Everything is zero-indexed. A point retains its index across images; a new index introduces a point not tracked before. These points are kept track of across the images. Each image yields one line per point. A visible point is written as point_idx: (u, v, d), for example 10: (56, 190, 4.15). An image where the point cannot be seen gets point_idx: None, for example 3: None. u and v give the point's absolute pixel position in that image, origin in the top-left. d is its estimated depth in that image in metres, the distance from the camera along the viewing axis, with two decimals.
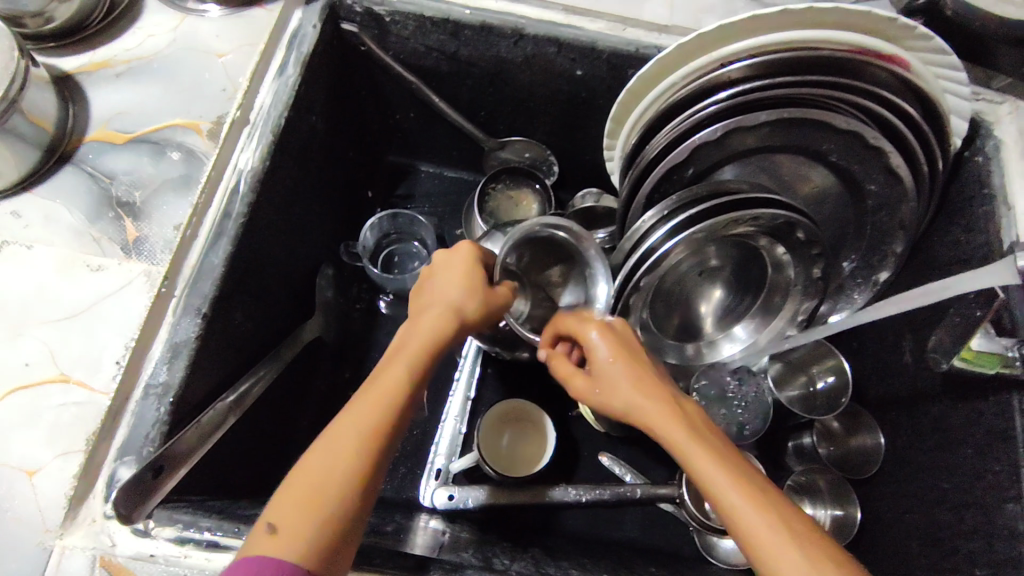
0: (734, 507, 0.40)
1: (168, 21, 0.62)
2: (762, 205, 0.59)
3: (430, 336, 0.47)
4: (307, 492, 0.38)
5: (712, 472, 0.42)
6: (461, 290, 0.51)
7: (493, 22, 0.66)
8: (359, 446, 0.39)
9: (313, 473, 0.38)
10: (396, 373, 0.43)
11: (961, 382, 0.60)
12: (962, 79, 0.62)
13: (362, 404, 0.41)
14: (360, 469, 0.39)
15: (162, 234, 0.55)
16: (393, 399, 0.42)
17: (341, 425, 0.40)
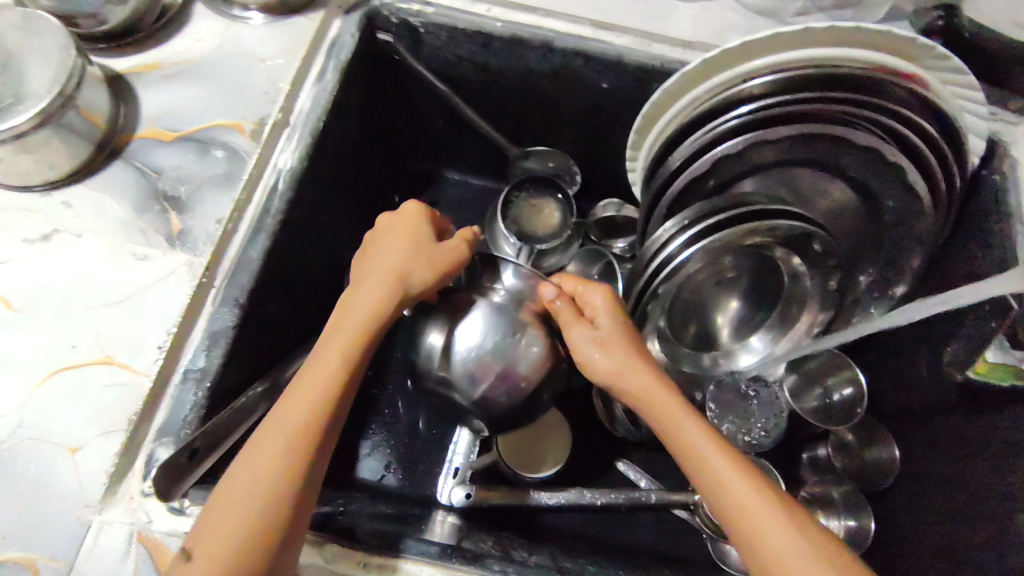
0: (728, 474, 0.46)
1: (214, 27, 0.66)
2: (780, 216, 0.61)
3: (372, 304, 0.52)
4: (238, 491, 0.43)
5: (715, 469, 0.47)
6: (402, 258, 0.55)
7: (524, 35, 0.69)
8: (288, 446, 0.44)
9: (244, 474, 0.43)
10: (314, 381, 0.47)
11: (977, 394, 0.61)
12: (978, 98, 0.64)
13: (289, 408, 0.46)
14: (292, 470, 0.44)
15: (204, 227, 0.57)
16: (317, 401, 0.46)
17: (274, 426, 0.45)
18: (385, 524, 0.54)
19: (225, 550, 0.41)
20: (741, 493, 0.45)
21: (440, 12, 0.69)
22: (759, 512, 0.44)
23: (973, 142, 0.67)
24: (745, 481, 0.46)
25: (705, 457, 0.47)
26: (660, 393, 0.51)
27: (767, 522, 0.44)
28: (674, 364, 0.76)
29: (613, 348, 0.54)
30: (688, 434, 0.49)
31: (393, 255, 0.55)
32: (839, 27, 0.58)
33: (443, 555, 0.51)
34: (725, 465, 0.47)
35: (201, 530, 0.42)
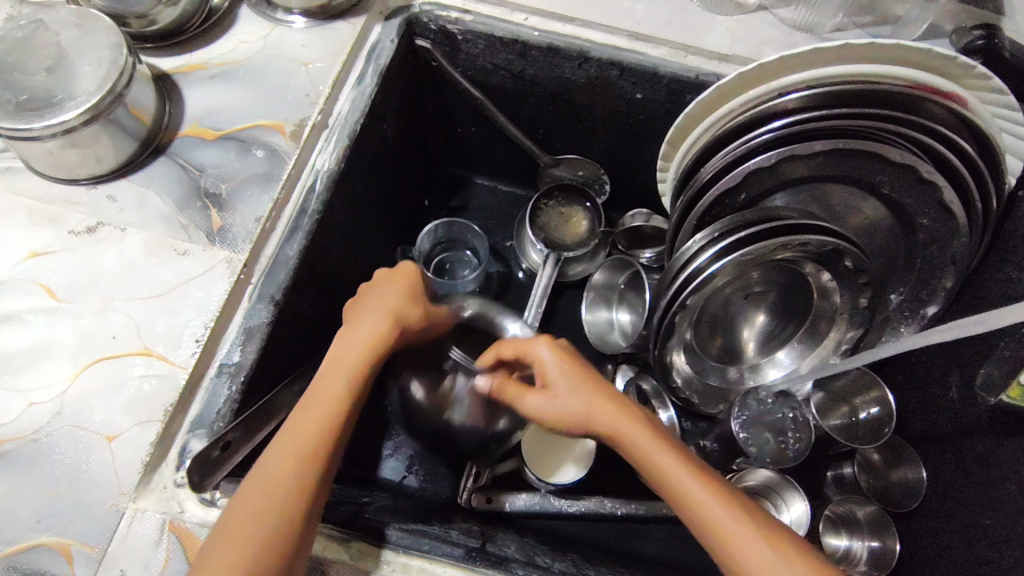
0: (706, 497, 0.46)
1: (259, 29, 0.67)
2: (814, 231, 0.60)
3: (371, 336, 0.54)
4: (253, 494, 0.43)
5: (681, 478, 0.47)
6: (400, 296, 0.59)
7: (560, 44, 0.70)
8: (300, 455, 0.45)
9: (258, 479, 0.44)
10: (321, 399, 0.48)
11: (1008, 418, 0.60)
12: (1020, 118, 0.63)
13: (300, 421, 0.47)
14: (302, 481, 0.44)
15: (243, 225, 0.58)
16: (324, 418, 0.47)
17: (290, 435, 0.46)
18: (412, 523, 0.55)
19: (240, 547, 0.41)
20: (719, 515, 0.45)
21: (478, 20, 0.70)
22: (736, 540, 0.44)
23: (1010, 163, 0.66)
24: (721, 506, 0.45)
25: (681, 483, 0.47)
26: (633, 422, 0.51)
27: (725, 522, 0.45)
28: (699, 377, 0.76)
29: (569, 396, 0.54)
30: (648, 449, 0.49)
31: (390, 295, 0.59)
32: (878, 44, 0.58)
33: (468, 558, 0.51)
34: (702, 492, 0.46)
35: (218, 533, 0.42)
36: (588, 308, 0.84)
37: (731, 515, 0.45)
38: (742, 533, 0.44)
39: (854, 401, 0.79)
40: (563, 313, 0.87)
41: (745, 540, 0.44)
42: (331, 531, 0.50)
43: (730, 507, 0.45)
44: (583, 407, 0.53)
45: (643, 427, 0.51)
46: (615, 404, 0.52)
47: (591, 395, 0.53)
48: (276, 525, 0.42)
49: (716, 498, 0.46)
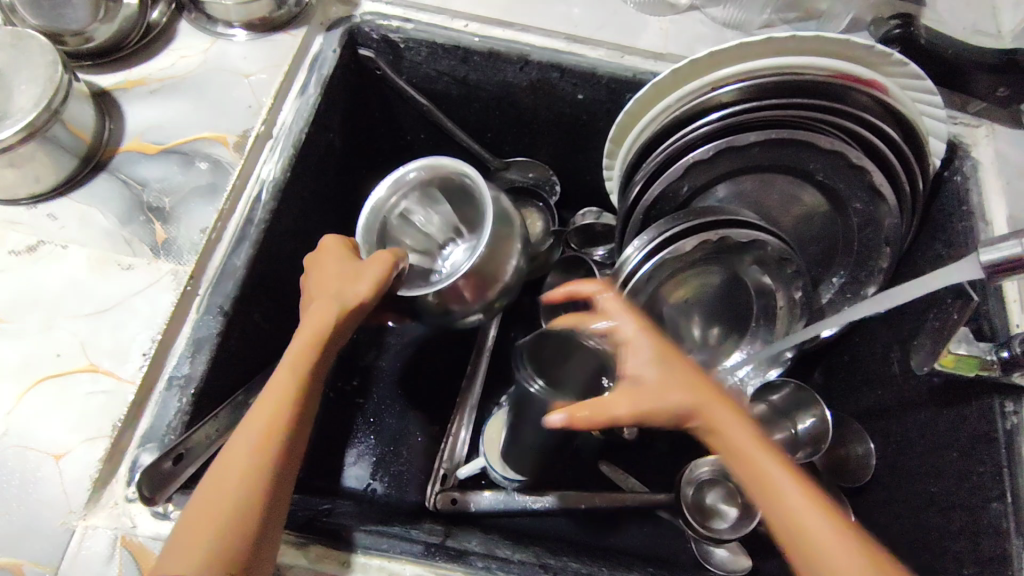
0: (795, 496, 0.46)
1: (199, 44, 0.67)
2: (735, 227, 0.66)
3: (314, 326, 0.52)
4: (217, 486, 0.44)
5: (768, 475, 0.47)
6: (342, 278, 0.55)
7: (500, 48, 0.71)
8: (255, 449, 0.45)
9: (220, 472, 0.44)
10: (278, 387, 0.49)
11: (944, 387, 0.63)
12: (937, 101, 0.66)
13: (258, 412, 0.47)
14: (259, 476, 0.45)
15: (189, 236, 0.58)
16: (281, 408, 0.48)
17: (251, 423, 0.47)
18: (371, 523, 0.55)
19: (201, 535, 0.42)
20: (806, 517, 0.45)
21: (419, 28, 0.71)
22: (821, 542, 0.44)
23: (933, 145, 0.69)
24: (808, 506, 0.45)
25: (770, 477, 0.47)
26: (735, 417, 0.50)
27: (802, 516, 0.45)
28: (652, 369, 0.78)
29: (667, 390, 0.51)
30: (737, 444, 0.49)
31: (332, 282, 0.55)
32: (801, 37, 0.61)
33: (427, 553, 0.51)
34: (799, 496, 0.46)
35: (181, 532, 0.43)
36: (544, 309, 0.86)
37: (822, 521, 0.45)
38: (814, 526, 0.45)
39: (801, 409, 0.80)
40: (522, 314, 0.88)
41: (815, 532, 0.44)
42: (289, 536, 0.50)
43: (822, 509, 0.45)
44: (677, 396, 0.50)
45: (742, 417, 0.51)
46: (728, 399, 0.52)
47: (687, 387, 0.51)
48: (247, 516, 0.43)
49: (794, 493, 0.46)
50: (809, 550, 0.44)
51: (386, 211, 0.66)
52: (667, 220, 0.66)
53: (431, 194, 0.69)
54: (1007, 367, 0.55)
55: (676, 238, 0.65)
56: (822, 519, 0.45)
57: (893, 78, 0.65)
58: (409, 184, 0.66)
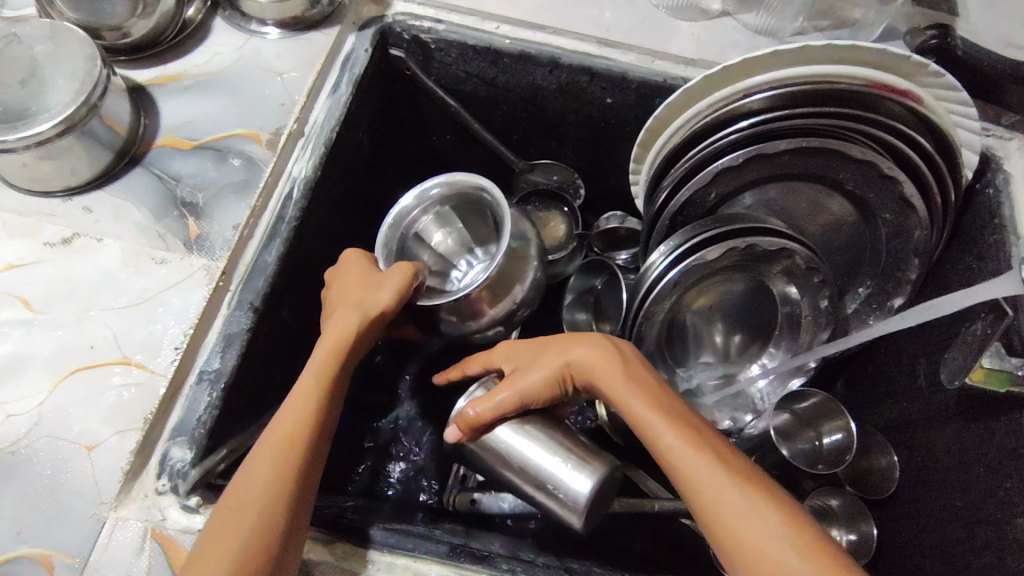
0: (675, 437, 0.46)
1: (233, 41, 0.68)
2: (764, 233, 0.65)
3: (338, 334, 0.52)
4: (242, 493, 0.44)
5: (650, 420, 0.48)
6: (364, 289, 0.56)
7: (531, 51, 0.71)
8: (280, 454, 0.45)
9: (244, 479, 0.45)
10: (300, 392, 0.49)
11: (973, 401, 0.62)
12: (972, 114, 0.65)
13: (280, 420, 0.48)
14: (282, 481, 0.45)
15: (222, 232, 0.59)
16: (303, 418, 0.48)
17: (273, 431, 0.47)
18: (395, 522, 0.55)
19: (228, 540, 0.42)
20: (687, 455, 0.45)
21: (450, 29, 0.72)
22: (702, 478, 0.44)
23: (966, 157, 0.68)
24: (691, 447, 0.45)
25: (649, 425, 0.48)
26: (612, 367, 0.51)
27: (684, 456, 0.45)
28: (673, 375, 0.78)
29: (535, 366, 0.54)
30: (622, 400, 0.50)
31: (353, 291, 0.56)
32: (837, 46, 0.61)
33: (453, 554, 0.51)
34: (679, 440, 0.46)
35: (210, 537, 0.43)
36: (567, 309, 0.86)
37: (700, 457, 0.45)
38: (695, 463, 0.45)
39: (819, 422, 0.79)
40: (543, 317, 0.89)
41: (698, 470, 0.44)
42: (316, 533, 0.50)
43: (699, 449, 0.45)
44: (545, 367, 0.54)
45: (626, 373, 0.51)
46: (629, 354, 0.53)
47: (564, 351, 0.54)
48: (267, 520, 0.43)
49: (676, 434, 0.46)
50: (692, 485, 0.44)
51: (404, 226, 0.66)
52: (694, 227, 0.65)
53: (446, 212, 0.70)
54: None
55: (703, 245, 0.65)
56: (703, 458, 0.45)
57: (929, 89, 0.65)
58: (428, 200, 0.67)
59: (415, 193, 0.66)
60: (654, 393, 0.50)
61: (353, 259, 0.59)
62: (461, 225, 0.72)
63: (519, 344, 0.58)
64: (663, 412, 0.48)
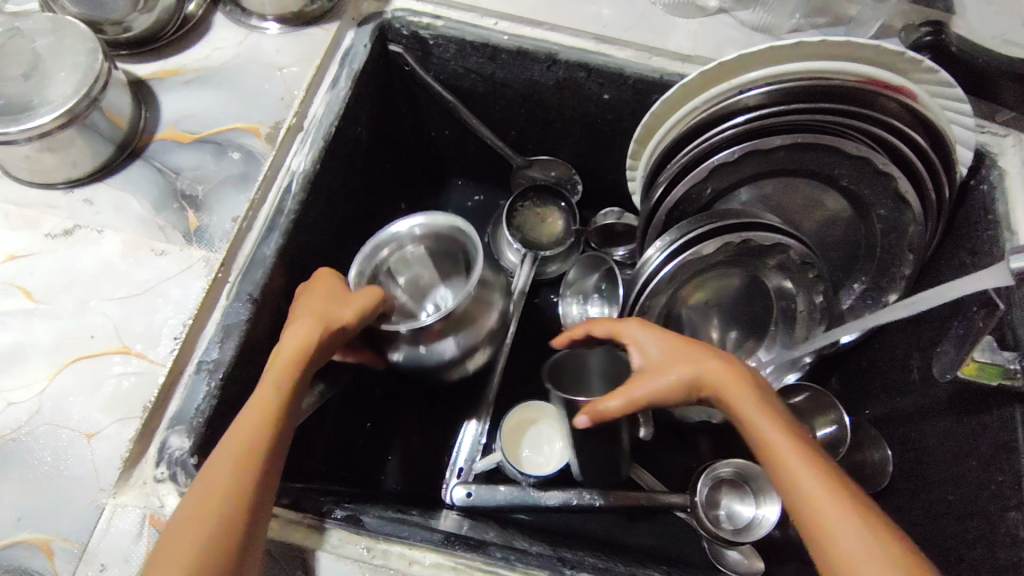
0: (794, 462, 0.46)
1: (233, 36, 0.68)
2: (759, 229, 0.66)
3: (297, 343, 0.52)
4: (196, 506, 0.43)
5: (781, 446, 0.47)
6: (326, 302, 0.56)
7: (528, 47, 0.72)
8: (236, 464, 0.45)
9: (197, 492, 0.44)
10: (258, 398, 0.49)
11: (968, 395, 0.63)
12: (966, 110, 0.66)
13: (236, 430, 0.47)
14: (235, 490, 0.44)
15: (221, 224, 0.59)
16: (261, 426, 0.47)
17: (227, 443, 0.46)
18: (393, 511, 0.56)
19: (185, 554, 0.41)
20: (808, 484, 0.45)
21: (448, 25, 0.72)
22: (832, 516, 0.43)
23: (960, 153, 0.68)
24: (823, 482, 0.45)
25: (769, 446, 0.48)
26: (739, 386, 0.52)
27: (817, 490, 0.44)
28: None
29: (666, 370, 0.54)
30: (757, 425, 0.50)
31: (315, 302, 0.56)
32: (831, 42, 0.61)
33: (446, 542, 0.52)
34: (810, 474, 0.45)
35: (164, 552, 0.42)
36: (562, 306, 0.87)
37: (832, 494, 0.44)
38: (826, 498, 0.44)
39: (813, 417, 0.80)
40: (540, 312, 0.89)
41: (827, 506, 0.44)
42: (311, 520, 0.51)
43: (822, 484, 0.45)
44: (679, 369, 0.54)
45: (754, 397, 0.52)
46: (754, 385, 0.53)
47: (696, 361, 0.54)
48: (222, 530, 0.42)
49: (808, 467, 0.46)
50: (819, 522, 0.44)
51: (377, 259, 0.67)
52: (690, 221, 0.66)
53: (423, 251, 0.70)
54: None
55: (700, 239, 0.65)
56: (833, 496, 0.44)
57: (923, 85, 0.65)
58: (409, 236, 0.67)
59: (400, 227, 0.66)
60: (786, 422, 0.50)
61: (329, 276, 0.60)
62: (433, 266, 0.73)
63: (656, 331, 0.57)
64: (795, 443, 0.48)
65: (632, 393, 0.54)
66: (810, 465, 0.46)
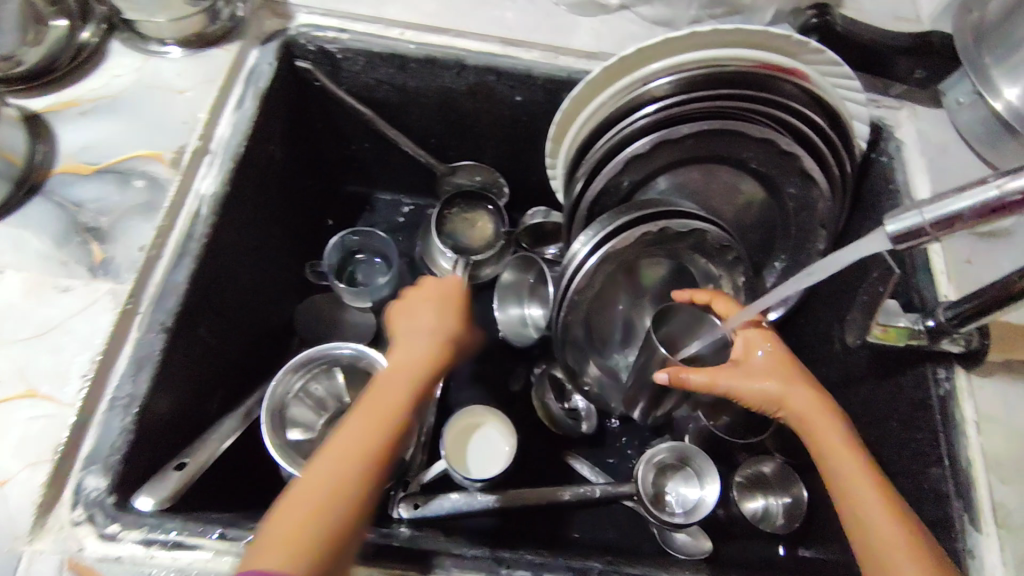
0: (853, 469, 0.53)
1: (132, 63, 0.67)
2: (674, 216, 0.68)
3: (427, 354, 0.56)
4: (317, 485, 0.45)
5: (850, 468, 0.53)
6: (448, 322, 0.60)
7: (436, 55, 0.72)
8: (361, 461, 0.47)
9: (322, 473, 0.46)
10: (388, 400, 0.51)
11: (883, 358, 0.65)
12: (855, 86, 0.69)
13: (368, 421, 0.49)
14: (359, 487, 0.46)
15: (126, 255, 0.57)
16: (386, 429, 0.49)
17: (356, 428, 0.49)
18: None
19: (299, 534, 0.43)
20: (860, 486, 0.52)
21: (355, 38, 0.72)
22: (891, 541, 0.49)
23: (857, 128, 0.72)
24: (888, 511, 0.50)
25: (832, 453, 0.55)
26: (823, 412, 0.57)
27: (877, 516, 0.50)
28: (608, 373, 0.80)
29: (758, 375, 0.59)
30: (832, 446, 0.55)
31: (438, 317, 0.60)
32: (719, 31, 0.64)
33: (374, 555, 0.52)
34: (877, 502, 0.51)
35: (276, 520, 0.44)
36: (499, 307, 0.87)
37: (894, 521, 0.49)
38: (888, 524, 0.49)
39: None
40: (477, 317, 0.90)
41: (886, 532, 0.49)
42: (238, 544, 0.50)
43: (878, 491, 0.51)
44: (775, 382, 0.58)
45: (834, 417, 0.57)
46: (833, 409, 0.57)
47: (787, 379, 0.59)
48: (335, 521, 0.44)
49: (876, 491, 0.51)
50: (874, 544, 0.49)
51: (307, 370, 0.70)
52: (612, 213, 0.67)
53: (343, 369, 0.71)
54: (933, 336, 0.58)
55: (625, 229, 0.66)
56: (896, 522, 0.49)
57: (812, 66, 0.68)
58: (340, 360, 0.71)
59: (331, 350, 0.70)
60: (856, 448, 0.55)
61: (439, 295, 0.63)
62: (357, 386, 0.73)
63: (770, 342, 0.62)
64: (865, 468, 0.53)
65: (721, 379, 0.59)
66: (877, 490, 0.51)
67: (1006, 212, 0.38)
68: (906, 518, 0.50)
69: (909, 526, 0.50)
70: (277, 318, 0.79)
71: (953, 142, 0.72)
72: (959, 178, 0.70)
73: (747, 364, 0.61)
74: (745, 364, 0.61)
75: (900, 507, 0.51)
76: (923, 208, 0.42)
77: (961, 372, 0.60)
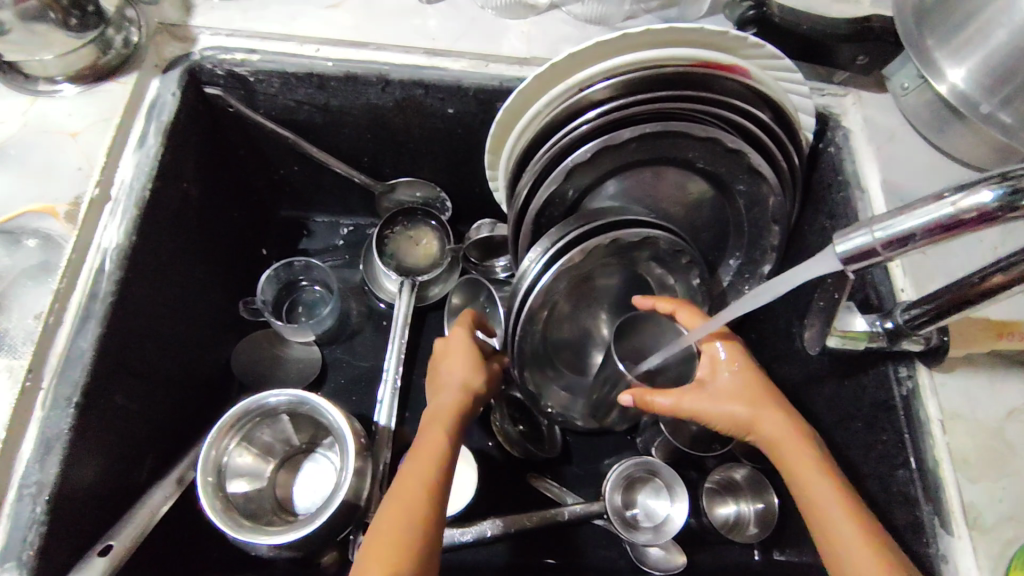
0: (825, 494, 0.51)
1: (16, 105, 0.61)
2: (625, 225, 0.63)
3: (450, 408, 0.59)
4: (381, 547, 0.47)
5: (821, 494, 0.51)
6: (470, 367, 0.63)
7: (357, 71, 0.67)
8: (415, 518, 0.49)
9: (406, 500, 0.50)
10: (422, 459, 0.54)
11: (843, 358, 0.64)
12: (799, 79, 0.67)
13: (409, 481, 0.52)
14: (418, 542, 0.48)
15: (22, 324, 0.52)
16: (426, 485, 0.52)
17: (401, 492, 0.51)
18: None
19: None
20: (834, 517, 0.50)
21: (266, 58, 0.66)
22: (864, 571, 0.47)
23: (804, 120, 0.69)
24: (861, 538, 0.48)
25: (802, 476, 0.53)
26: (791, 435, 0.56)
27: (851, 545, 0.48)
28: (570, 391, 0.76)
29: (724, 398, 0.58)
30: (799, 468, 0.53)
31: (464, 365, 0.63)
32: (654, 30, 0.59)
33: None
34: (849, 529, 0.49)
35: None
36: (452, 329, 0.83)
37: (866, 548, 0.48)
38: (860, 554, 0.48)
39: None
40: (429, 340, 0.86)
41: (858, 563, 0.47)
42: None
43: (850, 516, 0.50)
44: (737, 406, 0.57)
45: (804, 439, 0.55)
46: (804, 431, 0.56)
47: (756, 402, 0.58)
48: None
49: (845, 516, 0.50)
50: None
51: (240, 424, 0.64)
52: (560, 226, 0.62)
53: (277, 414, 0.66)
54: (892, 337, 0.56)
55: (579, 240, 0.62)
56: (867, 550, 0.48)
57: (753, 61, 0.65)
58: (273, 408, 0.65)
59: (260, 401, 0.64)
60: (827, 469, 0.53)
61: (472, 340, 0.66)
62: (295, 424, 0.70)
63: (735, 362, 0.60)
64: (836, 490, 0.51)
65: (685, 402, 0.59)
66: (846, 515, 0.50)
67: (959, 231, 0.37)
68: (881, 544, 0.48)
69: (883, 550, 0.48)
70: (210, 362, 0.74)
71: (899, 127, 0.70)
72: (908, 165, 0.68)
73: (714, 385, 0.59)
74: (711, 386, 0.60)
75: (871, 530, 0.49)
76: (871, 228, 0.39)
77: (922, 369, 0.58)
